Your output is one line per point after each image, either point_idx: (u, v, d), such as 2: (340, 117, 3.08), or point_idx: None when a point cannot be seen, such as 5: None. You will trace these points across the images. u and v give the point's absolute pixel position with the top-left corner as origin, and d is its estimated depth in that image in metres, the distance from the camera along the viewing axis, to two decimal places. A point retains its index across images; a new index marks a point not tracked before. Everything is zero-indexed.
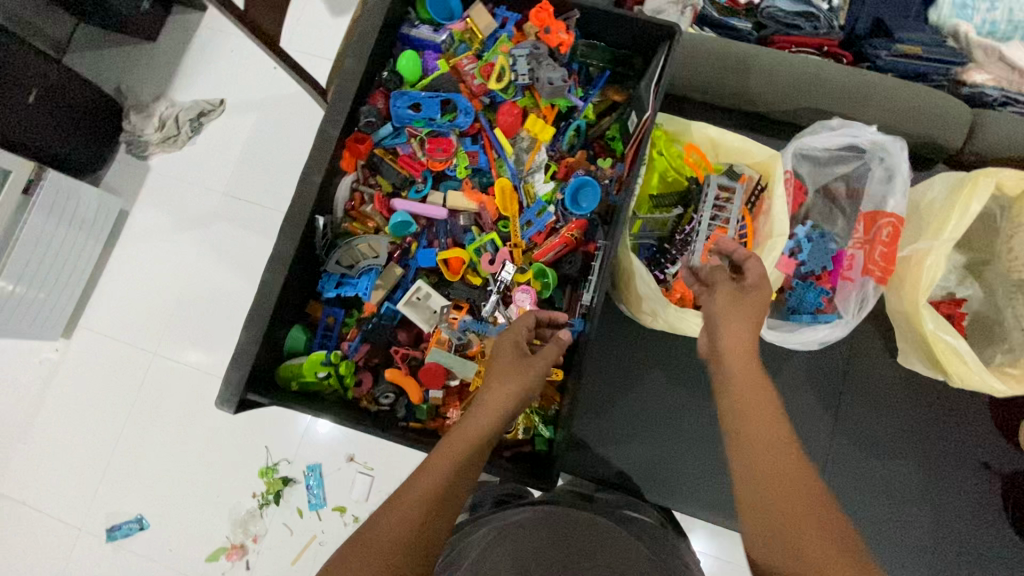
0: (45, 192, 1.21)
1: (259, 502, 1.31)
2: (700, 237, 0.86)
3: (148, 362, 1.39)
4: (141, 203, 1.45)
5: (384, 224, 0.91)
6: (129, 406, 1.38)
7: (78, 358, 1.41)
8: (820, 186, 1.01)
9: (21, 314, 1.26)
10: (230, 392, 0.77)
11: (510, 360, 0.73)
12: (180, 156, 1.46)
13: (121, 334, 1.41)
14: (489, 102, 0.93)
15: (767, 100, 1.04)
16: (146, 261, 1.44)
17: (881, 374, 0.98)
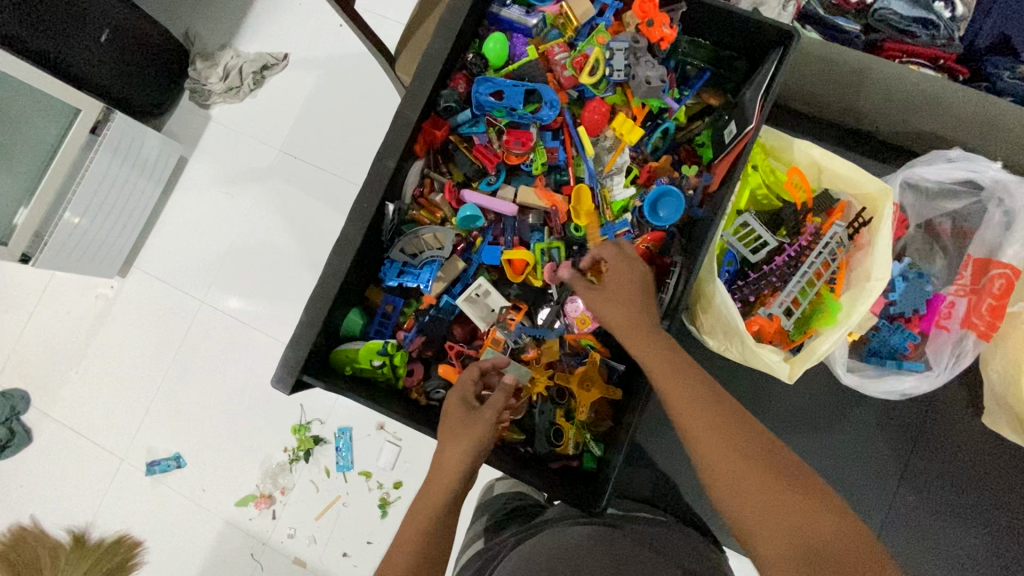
0: (112, 134, 1.23)
1: (289, 457, 1.33)
2: (798, 277, 0.79)
3: (197, 310, 1.42)
4: (200, 152, 1.45)
5: (451, 215, 0.88)
6: (176, 350, 1.42)
7: (131, 298, 1.45)
8: (923, 220, 0.92)
9: (83, 249, 1.28)
10: (286, 371, 0.76)
11: (445, 446, 0.69)
12: (242, 110, 1.44)
13: (173, 280, 1.44)
14: (576, 96, 0.86)
15: (876, 120, 0.95)
16: (201, 211, 1.44)
17: (959, 430, 0.91)
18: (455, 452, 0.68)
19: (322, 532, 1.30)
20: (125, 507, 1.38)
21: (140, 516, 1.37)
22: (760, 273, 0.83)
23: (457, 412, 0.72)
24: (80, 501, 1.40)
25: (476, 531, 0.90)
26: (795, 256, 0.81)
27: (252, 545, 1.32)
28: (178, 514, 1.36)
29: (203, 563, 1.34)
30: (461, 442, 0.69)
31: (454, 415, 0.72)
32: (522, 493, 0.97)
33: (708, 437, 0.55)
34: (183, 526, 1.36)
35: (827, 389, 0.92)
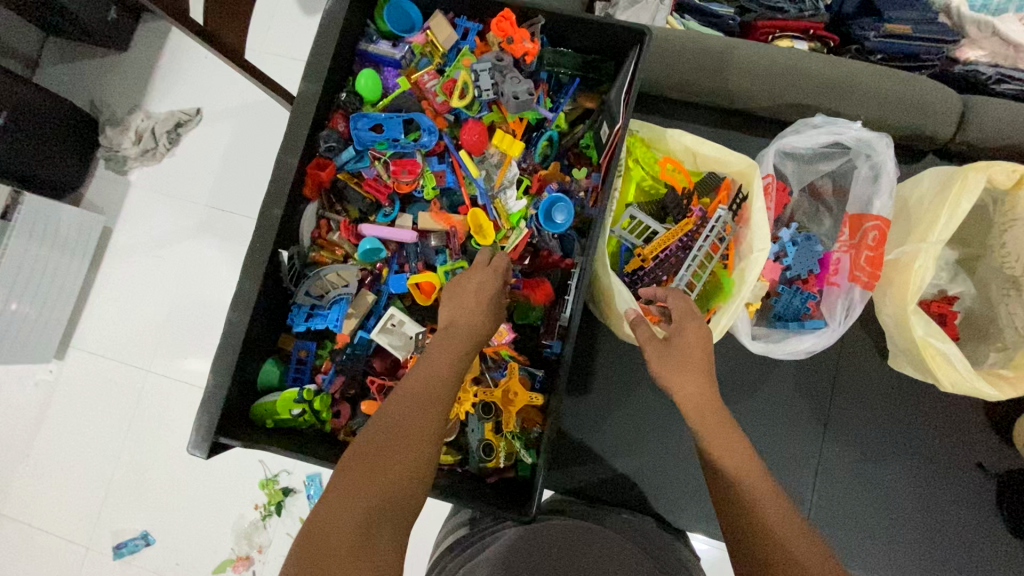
0: (24, 217, 1.21)
1: (261, 514, 1.30)
2: (690, 262, 0.82)
3: (142, 381, 1.38)
4: (122, 220, 1.41)
5: (352, 250, 0.88)
6: (127, 424, 1.37)
7: (72, 379, 1.39)
8: (806, 183, 0.97)
9: (10, 335, 1.24)
10: (202, 436, 0.75)
11: (472, 327, 0.71)
12: (159, 172, 1.42)
13: (112, 354, 1.39)
14: (453, 119, 0.88)
15: (747, 97, 0.99)
16: (130, 279, 1.41)
17: (872, 378, 0.95)
18: (480, 337, 0.71)
19: None
20: None
21: None
22: (658, 263, 0.84)
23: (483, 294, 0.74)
24: None
25: (457, 520, 0.94)
26: (689, 242, 0.84)
27: None
28: None
29: None
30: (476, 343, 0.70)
31: (482, 295, 0.74)
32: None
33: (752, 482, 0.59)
34: None
35: (744, 360, 0.95)
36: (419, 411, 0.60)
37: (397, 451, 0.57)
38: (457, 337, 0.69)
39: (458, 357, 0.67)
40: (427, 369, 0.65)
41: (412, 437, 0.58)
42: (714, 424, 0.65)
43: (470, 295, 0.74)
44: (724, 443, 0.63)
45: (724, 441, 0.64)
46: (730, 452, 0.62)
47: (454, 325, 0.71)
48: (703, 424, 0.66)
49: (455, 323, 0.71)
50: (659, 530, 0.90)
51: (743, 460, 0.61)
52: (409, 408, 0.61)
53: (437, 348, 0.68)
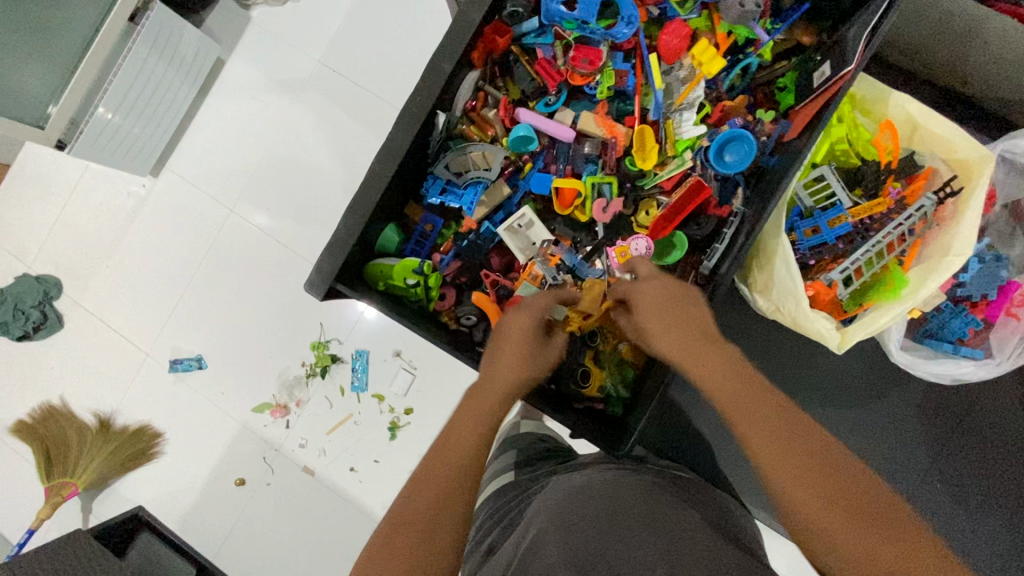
0: (150, 24, 1.15)
1: (306, 371, 1.32)
2: (865, 248, 0.75)
3: (225, 217, 1.37)
4: (235, 54, 1.37)
5: (503, 134, 0.82)
6: (207, 253, 1.38)
7: (165, 197, 1.40)
8: (1012, 201, 0.85)
9: (120, 139, 1.22)
10: (320, 277, 0.75)
11: (503, 391, 0.68)
12: (289, 16, 1.35)
13: (205, 183, 1.38)
14: (656, 14, 0.78)
15: (985, 86, 0.85)
16: (238, 115, 1.37)
17: (999, 426, 0.87)
18: (509, 395, 0.68)
19: (332, 446, 1.31)
20: (146, 403, 1.38)
21: (158, 414, 1.37)
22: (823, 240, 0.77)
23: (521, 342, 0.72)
24: (102, 394, 1.40)
25: (502, 464, 0.96)
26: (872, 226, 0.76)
27: (265, 450, 1.33)
28: (197, 412, 1.36)
29: (220, 461, 1.34)
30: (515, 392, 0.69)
31: (515, 353, 0.71)
32: (546, 436, 1.01)
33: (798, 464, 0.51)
34: (202, 426, 1.36)
35: (868, 365, 0.89)
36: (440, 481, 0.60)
37: (408, 535, 0.55)
38: (483, 402, 0.68)
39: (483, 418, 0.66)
40: (450, 440, 0.64)
41: (433, 510, 0.57)
42: (756, 412, 0.55)
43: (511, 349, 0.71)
44: (767, 434, 0.53)
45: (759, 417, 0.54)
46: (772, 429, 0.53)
47: (485, 385, 0.70)
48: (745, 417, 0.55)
49: (484, 384, 0.70)
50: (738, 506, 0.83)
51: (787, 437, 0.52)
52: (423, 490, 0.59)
53: (459, 421, 0.67)
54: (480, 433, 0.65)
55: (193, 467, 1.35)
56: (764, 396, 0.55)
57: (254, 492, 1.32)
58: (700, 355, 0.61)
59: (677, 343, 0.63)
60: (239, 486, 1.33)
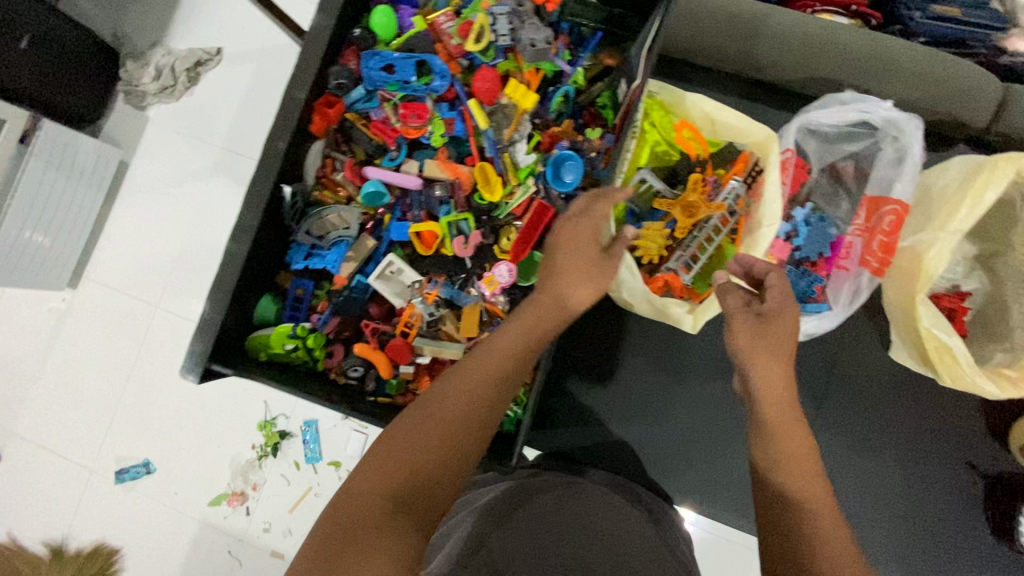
0: (42, 143, 1.17)
1: (258, 454, 1.30)
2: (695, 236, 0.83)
3: (145, 316, 1.37)
4: (140, 157, 1.38)
5: (356, 192, 0.87)
6: (136, 356, 1.37)
7: (84, 308, 1.39)
8: (826, 164, 0.94)
9: (23, 263, 1.22)
10: (193, 362, 0.77)
11: (552, 305, 0.67)
12: (173, 112, 1.37)
13: (118, 286, 1.38)
14: (467, 65, 0.87)
15: (776, 71, 0.95)
16: (139, 214, 1.38)
17: (871, 369, 0.94)
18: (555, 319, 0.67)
19: (298, 523, 1.29)
20: (96, 520, 1.34)
21: (109, 528, 1.33)
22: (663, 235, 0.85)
23: (582, 245, 0.70)
24: (52, 518, 1.35)
25: None
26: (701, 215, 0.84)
27: (231, 542, 1.30)
28: (150, 519, 1.33)
29: (184, 563, 1.31)
30: (561, 303, 0.67)
31: (578, 268, 0.69)
32: None
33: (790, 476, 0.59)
34: (154, 531, 1.33)
35: None
36: (479, 386, 0.59)
37: (433, 429, 0.55)
38: (536, 322, 0.66)
39: (533, 338, 0.65)
40: (496, 343, 0.63)
41: (466, 412, 0.57)
42: (799, 470, 0.60)
43: (574, 254, 0.69)
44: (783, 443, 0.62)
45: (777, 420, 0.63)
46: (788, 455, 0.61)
47: (544, 301, 0.68)
48: (786, 470, 0.60)
49: (543, 299, 0.68)
50: (647, 492, 0.91)
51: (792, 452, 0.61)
52: (457, 387, 0.58)
53: (507, 328, 0.65)
54: (525, 347, 0.64)
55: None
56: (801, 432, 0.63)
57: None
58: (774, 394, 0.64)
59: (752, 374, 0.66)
60: None
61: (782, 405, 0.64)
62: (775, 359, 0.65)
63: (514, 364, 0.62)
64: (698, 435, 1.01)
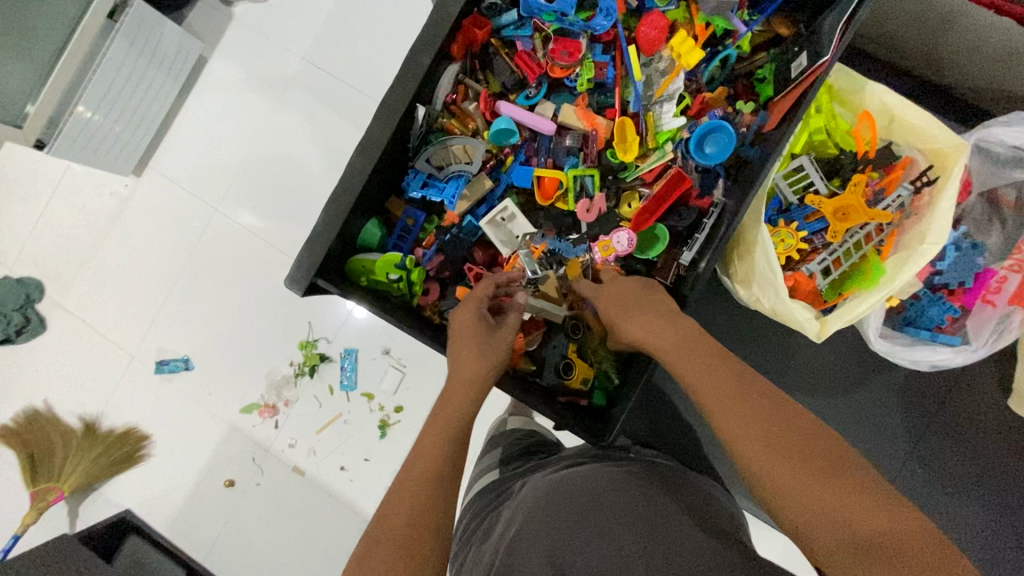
0: (131, 19, 1.12)
1: (295, 371, 1.31)
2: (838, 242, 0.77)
3: (208, 216, 1.34)
4: (220, 52, 1.32)
5: (484, 127, 0.82)
6: (190, 255, 1.36)
7: (146, 198, 1.37)
8: (987, 188, 0.86)
9: (97, 139, 1.19)
10: (301, 273, 0.74)
11: (462, 389, 0.70)
12: (269, 10, 1.31)
13: (186, 182, 1.35)
14: (636, 6, 0.78)
15: (956, 73, 0.86)
16: (217, 112, 1.33)
17: (981, 412, 0.88)
18: (462, 397, 0.69)
19: (322, 446, 1.30)
20: (131, 407, 1.35)
21: (143, 417, 1.34)
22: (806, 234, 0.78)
23: (469, 335, 0.73)
24: (87, 396, 1.36)
25: (488, 463, 0.96)
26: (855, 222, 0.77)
27: (254, 451, 1.31)
28: (184, 416, 1.34)
29: (211, 464, 1.32)
30: (477, 379, 0.71)
31: (470, 349, 0.72)
32: (532, 431, 1.00)
33: (754, 436, 0.54)
34: (189, 428, 1.33)
35: (850, 353, 0.90)
36: (404, 492, 0.62)
37: (389, 544, 0.57)
38: (447, 410, 0.69)
39: (445, 427, 0.67)
40: (418, 454, 0.66)
41: (411, 513, 0.59)
42: (760, 431, 0.54)
43: (470, 343, 0.73)
44: (742, 419, 0.56)
45: (722, 398, 0.58)
46: (742, 411, 0.56)
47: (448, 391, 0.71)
48: (751, 444, 0.54)
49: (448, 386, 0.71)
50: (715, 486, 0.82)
51: (749, 415, 0.55)
52: (396, 503, 0.61)
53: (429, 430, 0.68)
54: (440, 442, 0.66)
55: (181, 471, 1.33)
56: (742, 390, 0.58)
57: (244, 493, 1.31)
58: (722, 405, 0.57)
59: (689, 363, 0.62)
60: (228, 487, 1.31)
61: (749, 422, 0.55)
62: (710, 364, 0.61)
63: (437, 459, 0.64)
64: None
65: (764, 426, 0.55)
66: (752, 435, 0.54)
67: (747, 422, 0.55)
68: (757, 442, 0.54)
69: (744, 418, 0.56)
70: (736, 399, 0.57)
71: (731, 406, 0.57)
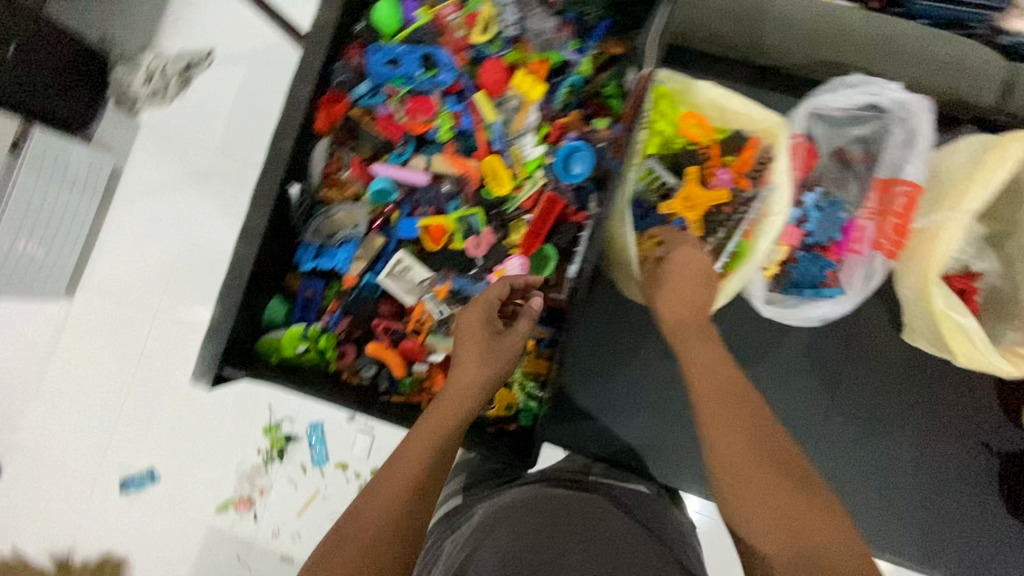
0: (35, 147, 1.14)
1: (263, 459, 1.27)
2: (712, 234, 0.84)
3: (149, 324, 1.32)
4: (136, 162, 1.33)
5: (363, 190, 0.86)
6: (137, 365, 1.33)
7: (83, 318, 1.34)
8: (833, 148, 0.94)
9: (19, 273, 1.20)
10: (205, 367, 0.76)
11: (458, 397, 0.68)
12: (171, 113, 1.33)
13: (117, 293, 1.33)
14: (473, 57, 0.85)
15: (781, 54, 0.94)
16: (137, 221, 1.33)
17: (882, 350, 0.94)
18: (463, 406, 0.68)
19: (307, 529, 1.26)
20: (103, 532, 1.31)
21: (117, 539, 1.31)
22: None
23: (474, 340, 0.71)
24: (56, 529, 1.32)
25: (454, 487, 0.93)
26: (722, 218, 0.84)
27: (238, 548, 1.27)
28: (156, 529, 1.30)
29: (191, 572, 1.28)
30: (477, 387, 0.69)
31: (474, 357, 0.70)
32: None
33: (731, 420, 0.61)
34: (161, 540, 1.30)
35: (756, 324, 0.94)
36: (386, 491, 0.59)
37: (361, 541, 0.55)
38: (442, 412, 0.67)
39: (442, 436, 0.65)
40: (403, 455, 0.63)
41: (390, 515, 0.57)
42: (735, 411, 0.61)
43: (473, 348, 0.71)
44: (728, 407, 0.62)
45: (709, 369, 0.65)
46: (729, 399, 0.62)
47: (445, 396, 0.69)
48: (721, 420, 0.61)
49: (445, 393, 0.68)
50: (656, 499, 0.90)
51: (727, 393, 0.63)
52: (374, 501, 0.59)
53: (415, 434, 0.65)
54: (433, 446, 0.64)
55: None
56: (730, 378, 0.65)
57: None
58: (717, 400, 0.62)
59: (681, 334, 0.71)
60: None
61: (732, 413, 0.61)
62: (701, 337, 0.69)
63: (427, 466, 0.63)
64: None
65: (738, 408, 0.62)
66: (729, 414, 0.61)
67: (729, 406, 0.62)
68: (730, 420, 0.61)
69: (727, 400, 0.62)
70: (721, 380, 0.64)
71: (715, 381, 0.64)
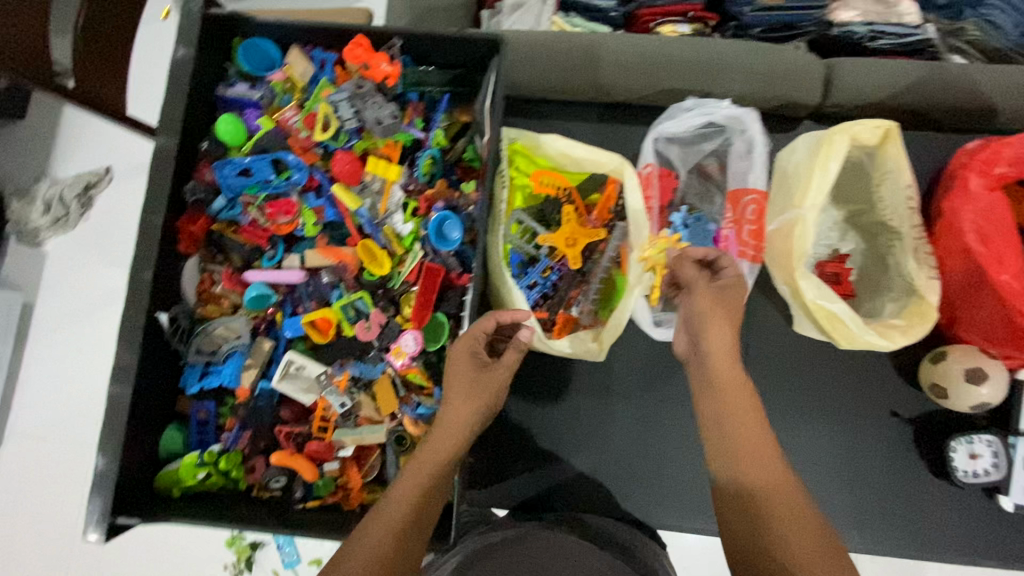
0: None
1: (232, 574, 1.18)
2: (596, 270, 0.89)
3: (87, 460, 1.22)
4: (45, 291, 1.26)
5: (239, 300, 0.86)
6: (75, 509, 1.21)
7: (9, 470, 1.22)
8: (692, 166, 0.99)
9: None
10: (96, 519, 0.71)
11: (453, 426, 0.71)
12: (79, 237, 1.27)
13: (41, 434, 1.22)
14: (323, 152, 0.88)
15: (623, 90, 0.99)
16: (50, 356, 1.24)
17: (779, 343, 0.98)
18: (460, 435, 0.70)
19: None
20: None
21: None
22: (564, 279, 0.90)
23: (466, 371, 0.74)
24: None
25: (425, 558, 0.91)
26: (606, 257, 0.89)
27: None
28: None
29: None
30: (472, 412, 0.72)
31: (461, 390, 0.73)
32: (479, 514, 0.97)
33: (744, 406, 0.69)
34: None
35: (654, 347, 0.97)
36: (383, 519, 0.61)
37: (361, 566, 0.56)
38: (441, 442, 0.69)
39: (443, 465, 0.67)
40: (401, 483, 0.65)
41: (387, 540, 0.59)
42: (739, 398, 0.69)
43: (466, 379, 0.74)
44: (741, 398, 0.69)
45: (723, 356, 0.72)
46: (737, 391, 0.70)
47: (437, 429, 0.71)
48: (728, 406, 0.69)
49: (437, 428, 0.71)
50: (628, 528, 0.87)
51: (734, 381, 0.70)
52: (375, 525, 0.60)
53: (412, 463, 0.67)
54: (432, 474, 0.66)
55: None
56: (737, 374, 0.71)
57: None
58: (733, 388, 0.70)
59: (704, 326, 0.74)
60: None
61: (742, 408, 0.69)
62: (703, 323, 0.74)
63: (424, 496, 0.64)
64: (648, 449, 1.00)
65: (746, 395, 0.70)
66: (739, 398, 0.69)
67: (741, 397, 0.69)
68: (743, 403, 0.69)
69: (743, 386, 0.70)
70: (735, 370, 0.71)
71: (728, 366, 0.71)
